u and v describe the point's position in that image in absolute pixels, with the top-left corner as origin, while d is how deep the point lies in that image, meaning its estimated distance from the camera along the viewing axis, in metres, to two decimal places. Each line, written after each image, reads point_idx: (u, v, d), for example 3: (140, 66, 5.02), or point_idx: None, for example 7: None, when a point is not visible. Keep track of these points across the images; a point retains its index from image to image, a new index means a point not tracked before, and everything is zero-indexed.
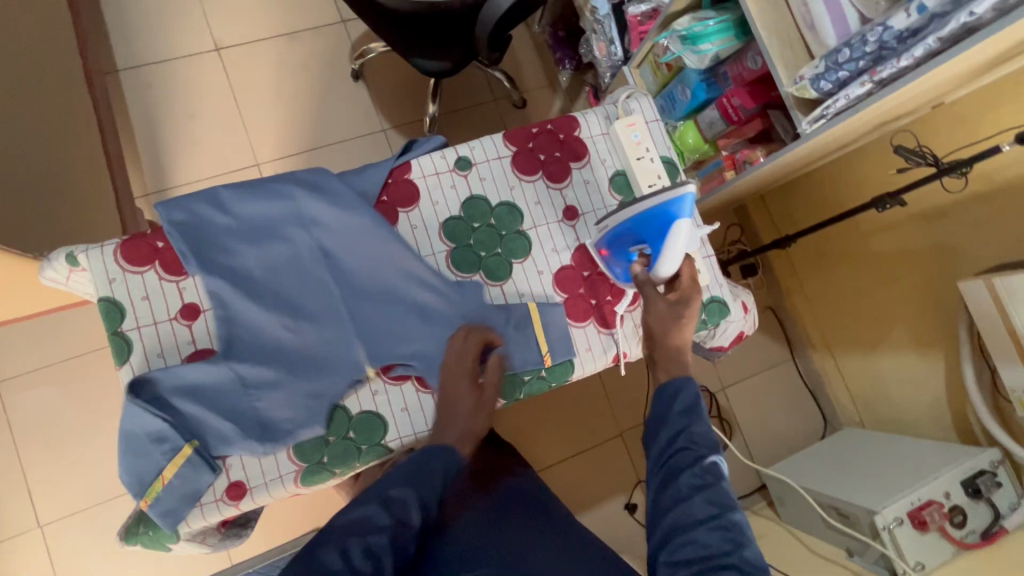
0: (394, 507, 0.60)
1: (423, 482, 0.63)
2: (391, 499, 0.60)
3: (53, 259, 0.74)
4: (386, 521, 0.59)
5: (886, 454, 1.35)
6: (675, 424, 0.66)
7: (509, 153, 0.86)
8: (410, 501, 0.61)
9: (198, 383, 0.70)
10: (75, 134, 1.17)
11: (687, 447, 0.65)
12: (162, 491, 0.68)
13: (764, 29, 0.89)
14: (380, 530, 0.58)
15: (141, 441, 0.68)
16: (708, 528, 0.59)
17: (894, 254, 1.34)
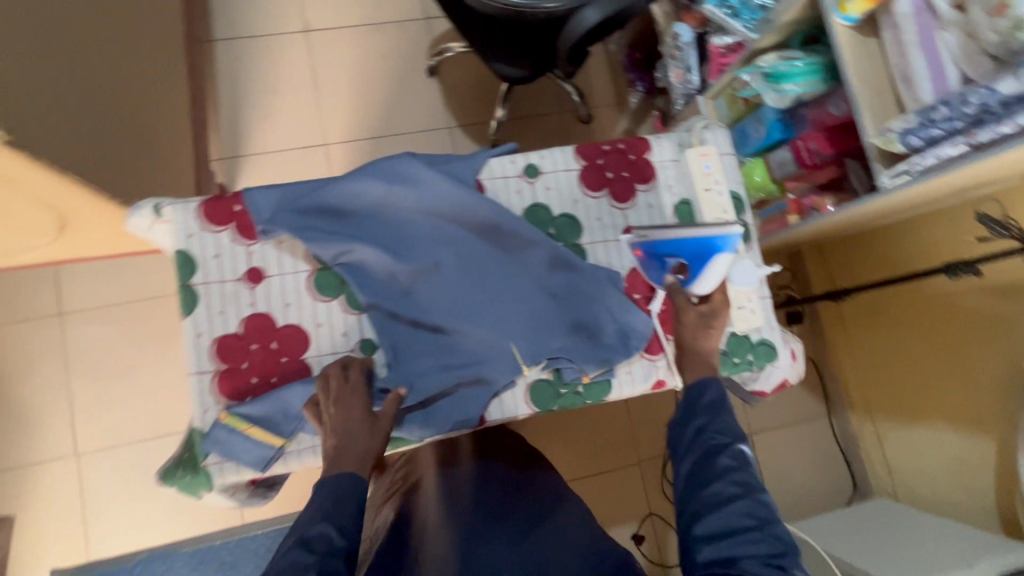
0: (316, 542, 0.58)
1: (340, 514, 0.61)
2: (311, 538, 0.58)
3: (140, 207, 0.79)
4: (310, 559, 0.57)
5: (919, 532, 1.28)
6: (700, 417, 0.70)
7: (578, 167, 0.86)
8: (332, 531, 0.59)
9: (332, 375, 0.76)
10: (169, 94, 1.25)
11: (717, 434, 0.68)
12: (239, 434, 0.72)
13: (855, 75, 0.87)
14: (306, 569, 0.56)
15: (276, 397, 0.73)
16: (739, 505, 0.63)
17: (957, 325, 1.28)
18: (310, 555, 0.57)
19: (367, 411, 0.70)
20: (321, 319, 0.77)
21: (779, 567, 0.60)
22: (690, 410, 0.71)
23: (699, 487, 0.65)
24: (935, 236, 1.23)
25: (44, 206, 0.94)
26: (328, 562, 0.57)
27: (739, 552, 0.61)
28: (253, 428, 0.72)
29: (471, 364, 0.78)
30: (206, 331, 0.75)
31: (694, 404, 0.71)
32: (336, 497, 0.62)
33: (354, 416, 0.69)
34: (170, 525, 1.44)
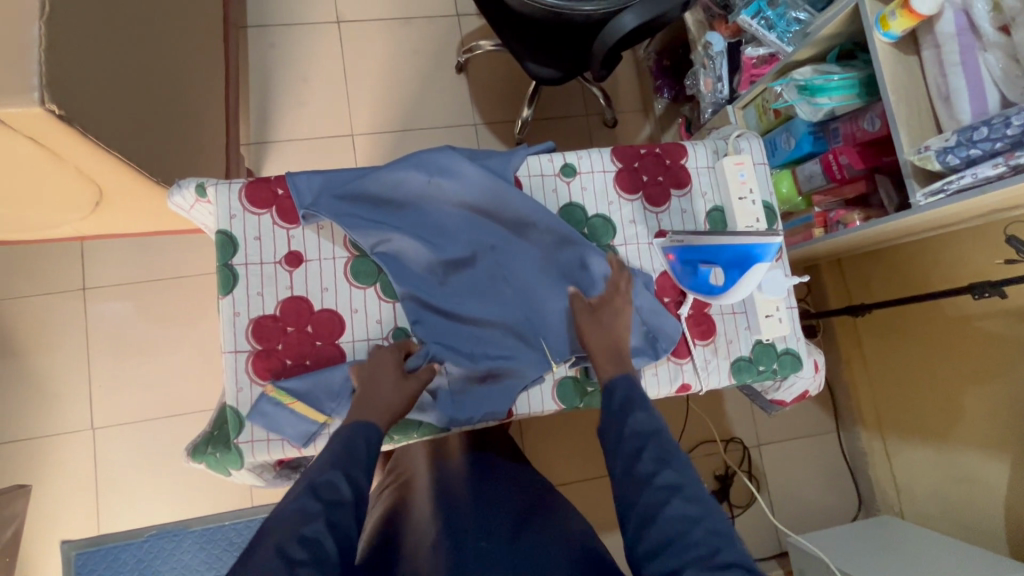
0: (323, 490, 0.59)
1: (349, 464, 0.63)
2: (319, 485, 0.59)
3: (184, 186, 0.80)
4: (317, 507, 0.57)
5: (928, 551, 1.28)
6: (619, 419, 0.68)
7: (614, 169, 0.87)
8: (341, 480, 0.60)
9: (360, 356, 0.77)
10: (208, 77, 1.26)
11: (637, 435, 0.66)
12: (286, 406, 0.74)
13: (894, 91, 0.88)
14: (313, 518, 0.56)
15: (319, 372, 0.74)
16: (672, 500, 0.60)
17: (976, 346, 1.28)
18: (317, 503, 0.58)
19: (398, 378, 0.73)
20: (357, 306, 0.78)
21: (727, 558, 0.57)
22: (611, 427, 0.68)
23: (626, 480, 0.64)
24: (960, 257, 1.24)
25: (85, 181, 0.95)
26: (335, 513, 0.58)
27: (683, 562, 0.56)
28: (298, 403, 0.74)
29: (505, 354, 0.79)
30: (243, 311, 0.76)
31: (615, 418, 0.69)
32: (345, 449, 0.64)
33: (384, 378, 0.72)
34: (182, 503, 1.46)
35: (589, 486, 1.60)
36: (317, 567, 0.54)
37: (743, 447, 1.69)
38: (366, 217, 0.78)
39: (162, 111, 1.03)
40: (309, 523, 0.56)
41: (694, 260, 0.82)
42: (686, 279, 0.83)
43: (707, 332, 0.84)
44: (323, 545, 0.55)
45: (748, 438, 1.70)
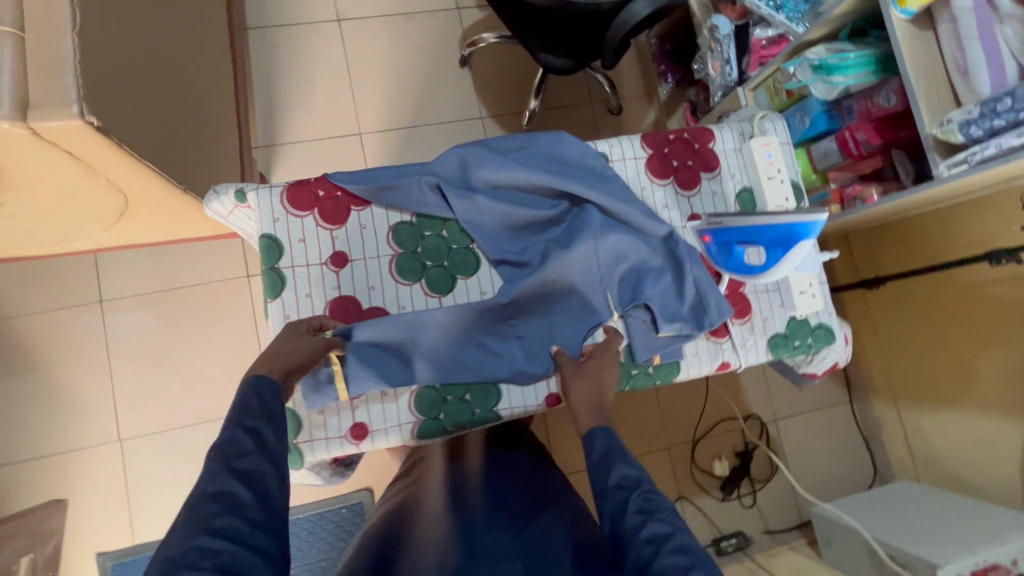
0: (224, 450, 0.56)
1: (246, 413, 0.59)
2: (219, 446, 0.56)
3: (223, 192, 0.80)
4: (220, 464, 0.55)
5: (948, 511, 1.33)
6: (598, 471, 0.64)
7: (644, 155, 0.89)
8: (240, 433, 0.57)
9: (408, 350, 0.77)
10: (220, 83, 1.25)
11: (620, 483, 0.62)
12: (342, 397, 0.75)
13: (913, 67, 0.90)
14: (221, 476, 0.54)
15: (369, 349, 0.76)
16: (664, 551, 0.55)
17: (986, 310, 1.32)
18: (222, 459, 0.55)
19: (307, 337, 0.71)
20: (404, 302, 0.80)
21: None
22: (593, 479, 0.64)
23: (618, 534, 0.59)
24: (970, 226, 1.27)
25: (113, 193, 0.95)
26: (237, 463, 0.55)
27: None
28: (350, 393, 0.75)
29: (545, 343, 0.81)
30: (294, 313, 0.77)
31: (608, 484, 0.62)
32: (244, 404, 0.60)
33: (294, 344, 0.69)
34: None
35: None
36: (238, 514, 0.52)
37: (761, 423, 1.73)
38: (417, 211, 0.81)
39: (184, 118, 1.03)
40: (215, 479, 0.54)
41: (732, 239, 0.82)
42: (728, 260, 0.84)
43: (743, 311, 0.87)
44: (234, 494, 0.53)
45: (765, 414, 1.74)
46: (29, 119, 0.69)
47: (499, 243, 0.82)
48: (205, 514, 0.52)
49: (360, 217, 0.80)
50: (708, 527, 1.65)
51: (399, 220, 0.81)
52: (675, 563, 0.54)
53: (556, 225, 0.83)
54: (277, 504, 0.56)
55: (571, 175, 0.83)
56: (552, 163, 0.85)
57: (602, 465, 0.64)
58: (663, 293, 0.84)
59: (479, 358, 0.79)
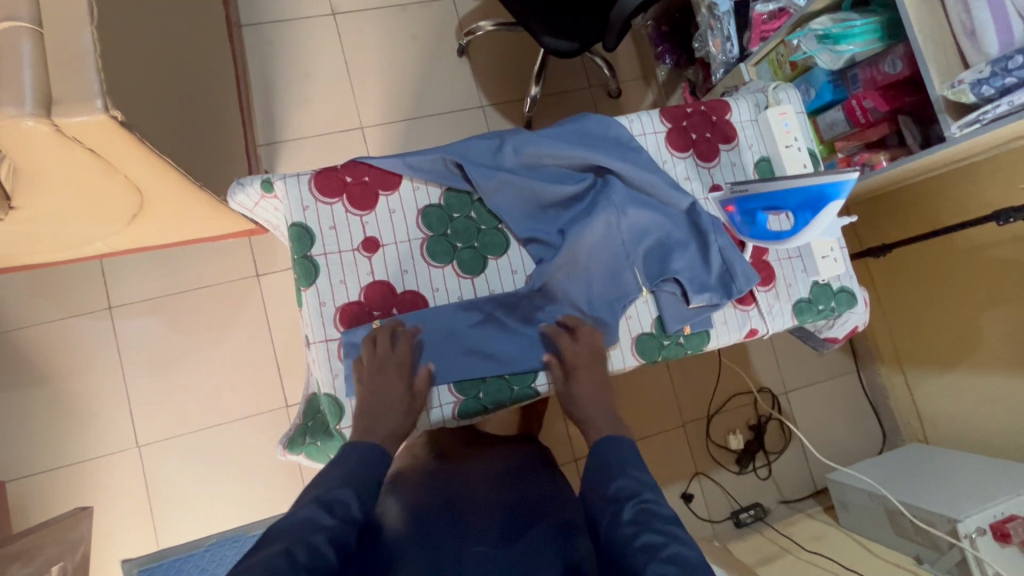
0: (334, 508, 0.58)
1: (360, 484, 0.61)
2: (332, 501, 0.58)
3: (248, 184, 0.80)
4: (330, 521, 0.56)
5: (960, 468, 1.37)
6: (611, 474, 0.63)
7: (664, 130, 0.90)
8: (352, 499, 0.59)
9: (444, 333, 0.78)
10: (223, 80, 1.24)
11: (624, 492, 0.61)
12: None
13: (920, 33, 0.92)
14: (323, 530, 0.55)
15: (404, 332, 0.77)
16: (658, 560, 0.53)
17: (990, 271, 1.35)
18: (329, 517, 0.56)
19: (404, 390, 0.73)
20: (437, 285, 0.80)
21: None
22: (600, 479, 0.64)
23: (612, 540, 0.58)
24: (971, 189, 1.30)
25: (131, 192, 0.94)
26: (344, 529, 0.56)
27: None
28: None
29: (570, 317, 0.81)
30: (329, 300, 0.77)
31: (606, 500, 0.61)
32: (358, 467, 0.63)
33: (376, 385, 0.72)
34: (239, 509, 1.47)
35: None
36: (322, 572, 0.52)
37: (772, 396, 1.76)
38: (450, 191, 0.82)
39: (194, 114, 1.02)
40: (318, 532, 0.55)
41: (755, 208, 0.83)
42: (755, 228, 0.85)
43: (768, 279, 0.88)
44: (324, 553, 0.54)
45: (775, 387, 1.77)
46: (53, 115, 0.68)
47: (530, 221, 0.83)
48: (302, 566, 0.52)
49: (388, 202, 0.80)
50: (726, 500, 1.67)
51: (427, 203, 0.81)
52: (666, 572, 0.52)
53: (582, 202, 0.84)
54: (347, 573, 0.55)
55: (596, 150, 0.84)
56: (580, 141, 0.86)
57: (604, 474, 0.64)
58: (690, 266, 0.85)
59: (516, 336, 0.80)
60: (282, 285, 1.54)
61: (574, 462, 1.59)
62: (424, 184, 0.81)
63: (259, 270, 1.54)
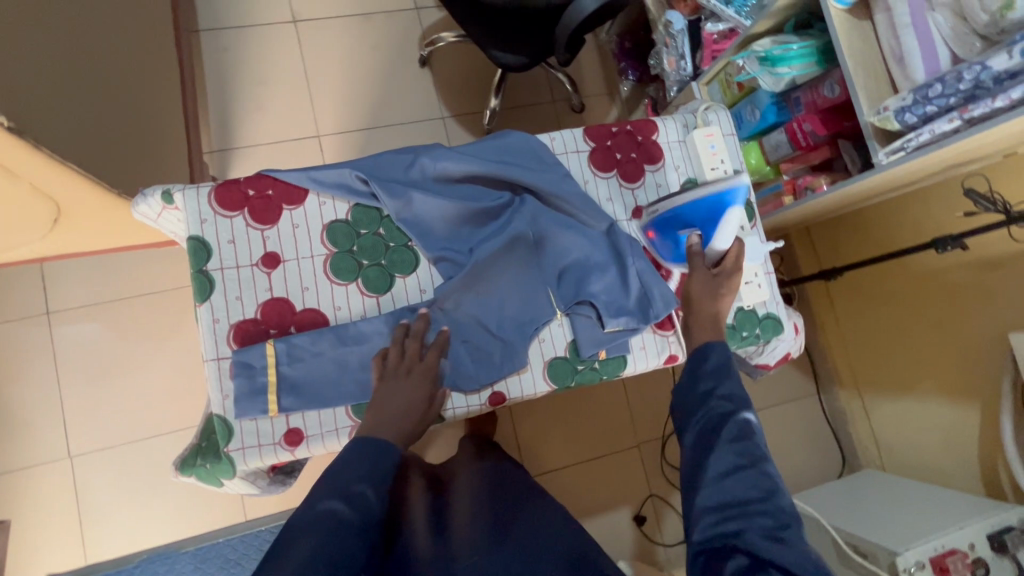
0: (356, 501, 0.61)
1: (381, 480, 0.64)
2: (353, 494, 0.61)
3: (149, 194, 0.78)
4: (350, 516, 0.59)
5: (909, 497, 1.34)
6: (705, 385, 0.71)
7: (587, 149, 0.88)
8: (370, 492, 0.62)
9: (340, 356, 0.75)
10: (161, 87, 1.22)
11: (721, 403, 0.69)
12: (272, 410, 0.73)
13: (851, 57, 0.90)
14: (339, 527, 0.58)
15: (300, 353, 0.74)
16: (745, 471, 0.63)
17: (942, 299, 1.34)
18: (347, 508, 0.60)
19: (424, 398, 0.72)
20: (340, 303, 0.77)
21: (783, 540, 0.58)
22: (697, 392, 0.71)
23: (704, 444, 0.67)
24: (921, 215, 1.29)
25: (41, 198, 0.91)
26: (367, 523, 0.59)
27: (744, 525, 0.60)
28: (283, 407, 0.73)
29: (478, 339, 0.79)
30: (223, 317, 0.74)
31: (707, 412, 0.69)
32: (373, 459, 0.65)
33: (403, 383, 0.71)
34: (174, 523, 1.43)
35: (586, 468, 1.62)
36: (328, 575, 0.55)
37: None
38: (358, 207, 0.79)
39: (116, 119, 0.99)
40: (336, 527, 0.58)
41: (669, 226, 0.84)
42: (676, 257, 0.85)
43: None
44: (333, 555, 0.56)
45: None
46: None
47: (440, 239, 0.81)
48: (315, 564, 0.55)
49: (292, 216, 0.77)
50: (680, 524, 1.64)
51: (333, 218, 0.78)
52: (749, 484, 0.62)
53: (495, 222, 0.82)
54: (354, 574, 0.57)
55: (512, 167, 0.82)
56: (500, 158, 0.84)
57: (707, 382, 0.72)
58: (606, 290, 0.83)
59: None
60: None
61: None
62: (331, 198, 0.79)
63: None
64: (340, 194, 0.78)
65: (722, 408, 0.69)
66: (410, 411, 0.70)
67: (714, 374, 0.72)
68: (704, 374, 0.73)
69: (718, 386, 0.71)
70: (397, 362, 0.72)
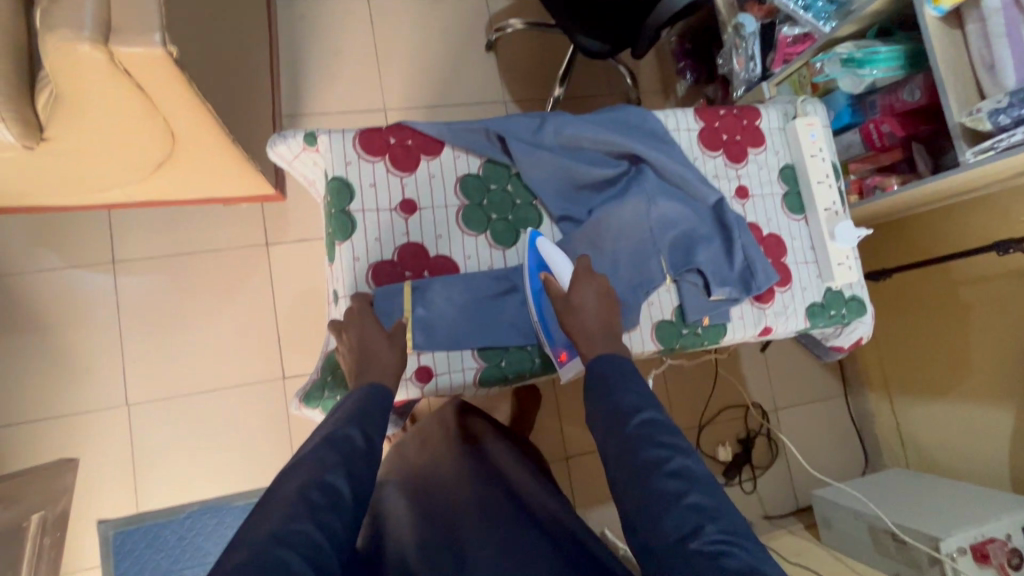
0: (339, 442, 0.61)
1: (367, 421, 0.64)
2: (336, 437, 0.61)
3: (291, 135, 0.82)
4: (336, 457, 0.59)
5: (940, 492, 1.41)
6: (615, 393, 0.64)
7: (698, 128, 0.93)
8: (357, 433, 0.62)
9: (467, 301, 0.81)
10: (255, 44, 1.24)
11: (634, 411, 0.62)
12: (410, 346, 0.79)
13: (943, 61, 0.97)
14: (334, 469, 0.58)
15: (432, 293, 0.80)
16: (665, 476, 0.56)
17: (982, 305, 1.41)
18: (336, 453, 0.60)
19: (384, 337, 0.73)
20: (470, 252, 0.84)
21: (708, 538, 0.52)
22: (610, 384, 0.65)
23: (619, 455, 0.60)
24: (972, 222, 1.36)
25: (164, 136, 0.94)
26: (354, 464, 0.60)
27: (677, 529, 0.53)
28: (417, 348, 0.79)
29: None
30: (362, 257, 0.80)
31: (608, 408, 0.63)
32: (364, 408, 0.66)
33: (374, 339, 0.73)
34: (224, 478, 1.44)
35: None
36: (334, 510, 0.56)
37: (762, 413, 1.78)
38: (488, 165, 0.86)
39: (229, 69, 1.02)
40: (331, 472, 0.58)
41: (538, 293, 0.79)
42: (549, 328, 0.79)
43: (787, 279, 0.92)
44: (337, 488, 0.57)
45: (766, 403, 1.80)
46: (110, 42, 0.70)
47: (561, 201, 0.86)
48: (312, 501, 0.55)
49: (428, 166, 0.83)
50: None
51: (466, 172, 0.84)
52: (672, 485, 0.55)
53: (612, 190, 0.87)
54: (365, 500, 0.60)
55: (631, 138, 0.87)
56: (619, 128, 0.89)
57: (603, 389, 0.65)
58: (709, 261, 0.88)
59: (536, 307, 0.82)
60: (294, 257, 1.53)
61: (565, 461, 1.58)
62: (464, 154, 0.85)
63: (269, 240, 1.53)
64: (474, 151, 0.85)
65: (622, 402, 0.63)
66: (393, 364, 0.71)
67: (600, 379, 0.66)
68: (599, 384, 0.66)
69: (616, 380, 0.65)
70: (355, 328, 0.74)
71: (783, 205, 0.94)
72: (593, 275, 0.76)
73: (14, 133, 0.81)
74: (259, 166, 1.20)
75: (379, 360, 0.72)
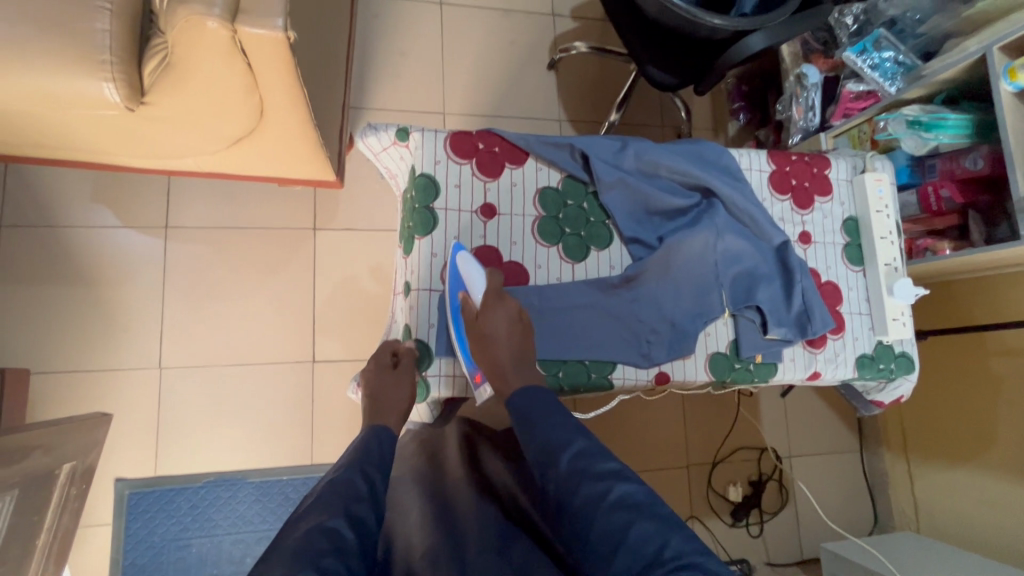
0: (340, 487, 0.67)
1: (365, 462, 0.72)
2: (337, 483, 0.67)
3: (385, 129, 0.87)
4: (337, 505, 0.64)
5: (952, 560, 1.40)
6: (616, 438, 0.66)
7: (769, 169, 0.96)
8: (358, 477, 0.69)
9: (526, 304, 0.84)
10: (339, 37, 1.29)
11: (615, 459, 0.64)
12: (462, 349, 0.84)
13: (1014, 136, 1.00)
14: (335, 516, 0.62)
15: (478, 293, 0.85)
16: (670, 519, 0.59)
17: (1013, 379, 1.42)
18: (338, 501, 0.64)
19: (389, 379, 0.84)
20: (540, 262, 0.88)
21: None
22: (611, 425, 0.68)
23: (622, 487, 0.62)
24: (1014, 296, 1.37)
25: (253, 114, 0.97)
26: (353, 505, 0.64)
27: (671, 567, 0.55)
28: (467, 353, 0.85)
29: (654, 322, 0.86)
30: (440, 253, 0.85)
31: (567, 453, 0.65)
32: (362, 451, 0.74)
33: (384, 380, 0.84)
34: (239, 454, 1.45)
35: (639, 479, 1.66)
36: (339, 554, 0.58)
37: (777, 456, 1.78)
38: (569, 181, 0.90)
39: (317, 58, 1.06)
40: (332, 518, 0.62)
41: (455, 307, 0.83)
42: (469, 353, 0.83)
43: (840, 327, 0.93)
44: (341, 536, 0.60)
45: (781, 448, 1.79)
46: (237, 21, 0.74)
47: (635, 224, 0.89)
48: (316, 548, 0.58)
49: (512, 174, 0.88)
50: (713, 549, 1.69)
51: (546, 184, 0.89)
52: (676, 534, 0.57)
53: (681, 220, 0.90)
54: (369, 546, 0.63)
55: (707, 172, 0.90)
56: (697, 160, 0.92)
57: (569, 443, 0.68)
58: (766, 304, 0.89)
59: (600, 322, 0.85)
60: (339, 244, 1.56)
61: None
62: (548, 168, 0.90)
63: (317, 224, 1.56)
64: (557, 167, 0.89)
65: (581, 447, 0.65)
66: (398, 405, 0.82)
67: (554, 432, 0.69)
68: (521, 421, 0.70)
69: (540, 433, 0.70)
70: (368, 371, 0.85)
71: (843, 256, 0.97)
72: (506, 300, 0.79)
73: (121, 93, 0.84)
74: (328, 153, 1.23)
75: (390, 401, 0.82)
